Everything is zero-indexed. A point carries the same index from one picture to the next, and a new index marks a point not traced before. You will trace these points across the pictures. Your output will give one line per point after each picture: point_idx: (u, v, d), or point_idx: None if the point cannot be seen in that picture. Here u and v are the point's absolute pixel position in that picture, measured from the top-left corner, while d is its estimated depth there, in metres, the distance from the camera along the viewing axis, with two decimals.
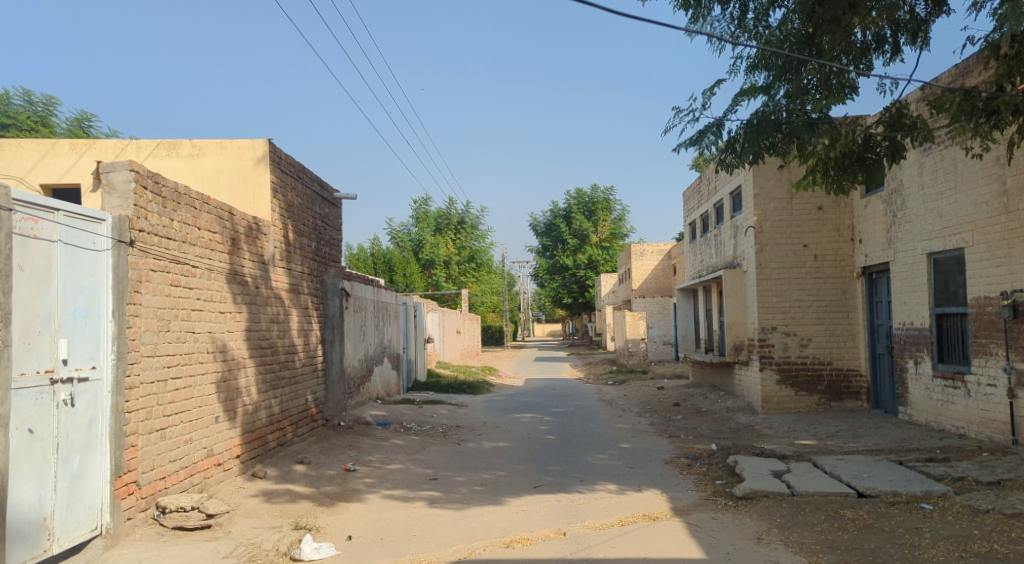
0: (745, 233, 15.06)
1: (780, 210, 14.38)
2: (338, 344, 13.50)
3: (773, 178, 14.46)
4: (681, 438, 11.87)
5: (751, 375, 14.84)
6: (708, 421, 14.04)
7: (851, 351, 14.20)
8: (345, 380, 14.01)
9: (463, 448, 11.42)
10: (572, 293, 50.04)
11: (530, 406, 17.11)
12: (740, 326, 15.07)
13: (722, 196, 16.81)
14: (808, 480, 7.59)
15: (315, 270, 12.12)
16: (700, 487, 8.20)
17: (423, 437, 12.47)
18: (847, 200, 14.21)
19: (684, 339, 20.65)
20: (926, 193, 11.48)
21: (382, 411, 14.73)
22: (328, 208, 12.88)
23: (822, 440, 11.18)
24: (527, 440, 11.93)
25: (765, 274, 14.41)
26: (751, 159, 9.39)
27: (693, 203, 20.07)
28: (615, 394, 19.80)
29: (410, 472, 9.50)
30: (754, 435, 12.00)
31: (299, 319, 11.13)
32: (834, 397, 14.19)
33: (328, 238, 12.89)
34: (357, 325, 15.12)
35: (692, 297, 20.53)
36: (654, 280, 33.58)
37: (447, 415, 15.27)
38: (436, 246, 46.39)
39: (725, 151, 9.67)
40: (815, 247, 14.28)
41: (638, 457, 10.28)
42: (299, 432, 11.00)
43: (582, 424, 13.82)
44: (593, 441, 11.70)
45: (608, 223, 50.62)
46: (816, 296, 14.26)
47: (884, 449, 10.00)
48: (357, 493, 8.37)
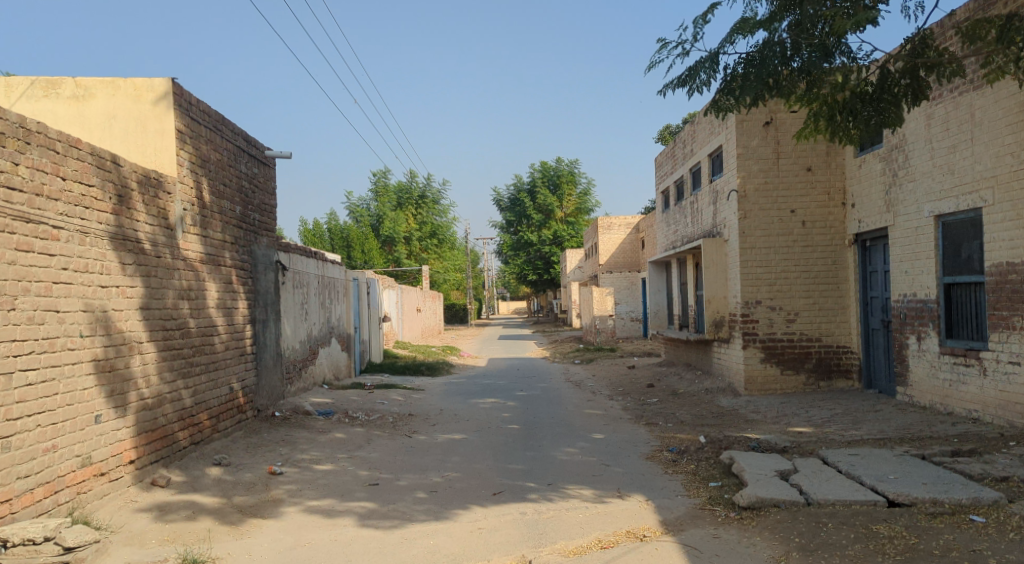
0: (726, 198, 13.70)
1: (766, 173, 13.03)
2: (272, 323, 11.88)
3: (758, 137, 13.06)
4: (661, 427, 10.52)
5: (733, 354, 13.55)
6: (688, 406, 12.73)
7: (842, 326, 12.93)
8: (282, 363, 12.42)
9: (413, 442, 9.94)
10: (537, 269, 48.68)
11: (492, 389, 15.69)
12: (720, 301, 13.77)
13: (700, 158, 15.43)
14: (827, 482, 6.30)
15: (241, 239, 10.46)
16: (691, 493, 6.84)
17: (368, 429, 10.95)
18: (838, 160, 12.88)
19: (655, 315, 19.31)
20: (934, 148, 10.21)
21: (326, 398, 13.19)
22: (257, 167, 11.19)
23: (819, 427, 9.91)
24: (488, 431, 10.50)
25: (749, 243, 13.09)
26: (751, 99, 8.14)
27: (666, 168, 18.65)
28: (583, 375, 18.42)
29: (346, 476, 8.01)
30: (741, 422, 10.69)
31: (219, 295, 9.52)
32: (823, 377, 12.93)
33: (258, 202, 11.22)
34: (297, 302, 13.49)
35: (664, 270, 19.17)
36: (621, 254, 32.23)
37: (399, 401, 13.76)
38: (396, 221, 44.66)
39: (721, 92, 8.34)
40: (803, 212, 12.96)
41: (615, 451, 8.91)
42: (220, 427, 9.45)
43: (550, 410, 12.43)
44: (563, 431, 10.31)
45: (573, 196, 49.14)
46: (804, 267, 12.97)
47: (894, 439, 8.75)
48: (276, 506, 6.87)
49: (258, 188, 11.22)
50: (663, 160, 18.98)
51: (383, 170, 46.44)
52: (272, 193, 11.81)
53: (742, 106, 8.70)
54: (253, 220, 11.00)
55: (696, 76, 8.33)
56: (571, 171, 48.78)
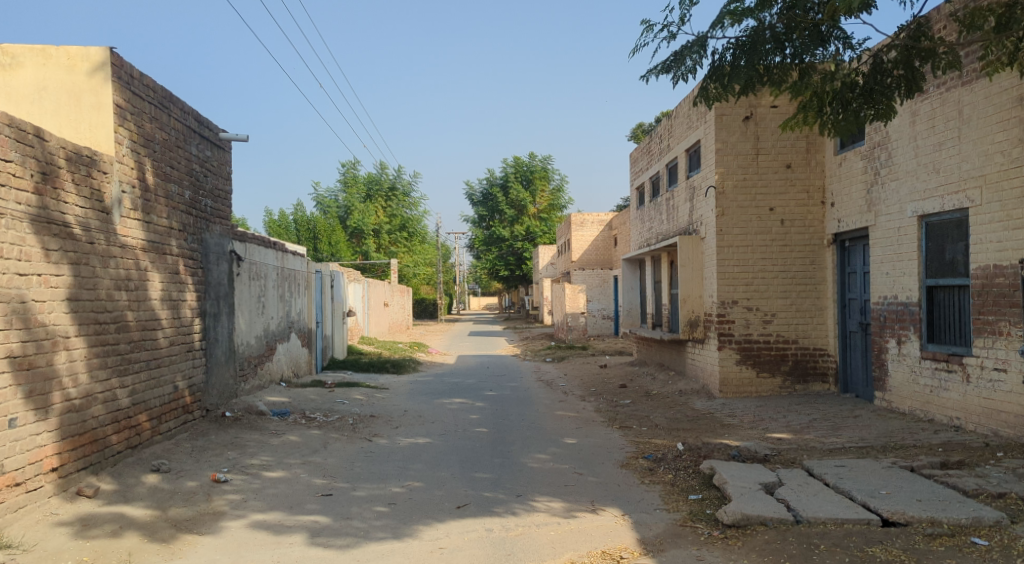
0: (703, 195, 13.25)
1: (744, 169, 12.59)
2: (224, 318, 11.21)
3: (737, 131, 12.60)
4: (635, 432, 10.04)
5: (708, 355, 13.13)
6: (661, 408, 12.30)
7: (819, 328, 12.54)
8: (235, 359, 11.75)
9: (372, 447, 9.34)
10: (508, 265, 48.23)
11: (459, 388, 15.13)
12: (695, 300, 13.36)
13: (676, 153, 14.99)
14: (813, 501, 5.82)
15: (190, 227, 9.79)
16: (670, 508, 6.35)
17: (325, 431, 10.33)
18: (818, 156, 12.48)
19: (628, 314, 18.86)
20: (919, 146, 9.81)
21: (282, 397, 12.54)
22: (209, 151, 10.52)
23: (798, 434, 9.49)
24: (453, 435, 9.95)
25: (726, 241, 12.66)
26: (742, 86, 7.76)
27: (642, 164, 18.20)
28: (553, 374, 17.91)
29: (296, 485, 7.40)
30: (717, 427, 10.26)
31: (164, 286, 8.86)
32: (799, 380, 12.55)
33: (210, 188, 10.54)
34: (253, 296, 12.80)
35: (638, 268, 18.73)
36: (594, 251, 31.78)
37: (361, 401, 13.15)
38: (365, 213, 43.85)
39: (709, 78, 7.96)
40: (782, 210, 12.55)
41: (587, 459, 8.41)
42: (161, 428, 8.83)
43: (519, 412, 11.91)
44: (531, 436, 9.80)
45: (546, 192, 48.62)
46: (781, 267, 12.57)
47: (876, 448, 8.34)
48: (216, 521, 6.25)
49: (211, 172, 10.55)
50: (638, 155, 18.52)
51: (353, 161, 45.60)
52: (226, 178, 11.13)
53: (731, 94, 8.34)
54: (205, 208, 10.33)
55: (683, 62, 8.04)
56: (544, 167, 48.23)
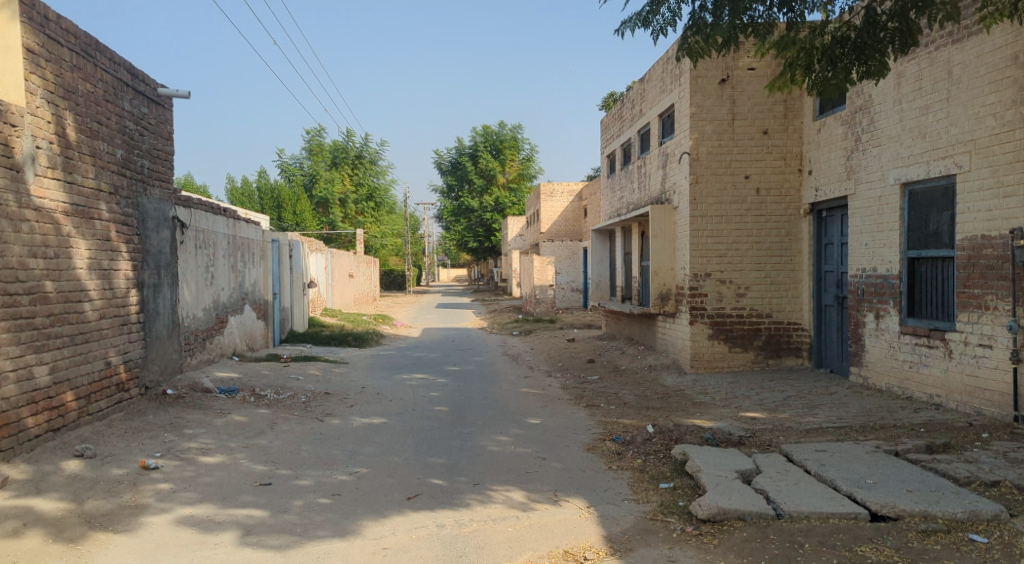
0: (677, 162, 12.67)
1: (720, 134, 12.01)
2: (165, 288, 10.47)
3: (713, 95, 12.01)
4: (603, 412, 9.53)
5: (679, 329, 12.63)
6: (630, 384, 11.81)
7: (793, 301, 12.08)
8: (179, 332, 11.04)
9: (322, 428, 8.72)
10: (478, 237, 47.53)
11: (420, 363, 14.52)
12: (667, 272, 12.84)
13: (649, 119, 14.38)
14: (795, 492, 5.33)
15: (123, 188, 9.05)
16: (639, 497, 5.84)
17: (273, 410, 9.68)
18: (796, 122, 11.94)
19: (597, 286, 18.33)
20: (904, 110, 9.31)
21: (231, 373, 11.84)
22: (145, 106, 9.76)
23: (773, 412, 9.03)
24: (410, 414, 9.36)
25: (699, 211, 12.10)
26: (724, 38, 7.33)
27: (613, 131, 17.57)
28: (519, 348, 17.36)
29: (234, 472, 6.77)
30: (689, 405, 9.78)
31: (92, 252, 8.18)
32: (772, 354, 12.12)
33: (147, 148, 9.78)
34: (200, 265, 12.04)
35: (608, 239, 18.16)
36: (564, 222, 31.14)
37: (317, 377, 12.49)
38: (331, 182, 42.76)
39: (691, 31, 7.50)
40: (757, 179, 12.02)
41: (551, 441, 7.88)
42: (92, 407, 8.18)
43: (482, 389, 11.34)
44: (493, 415, 9.25)
45: (516, 162, 47.80)
46: (756, 238, 12.07)
47: (856, 428, 7.91)
48: (136, 516, 5.61)
49: (147, 131, 9.77)
50: (609, 122, 17.87)
51: (318, 128, 44.38)
52: (167, 138, 10.37)
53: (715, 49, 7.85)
54: (140, 169, 9.55)
55: (660, 14, 7.51)
56: (514, 136, 47.34)
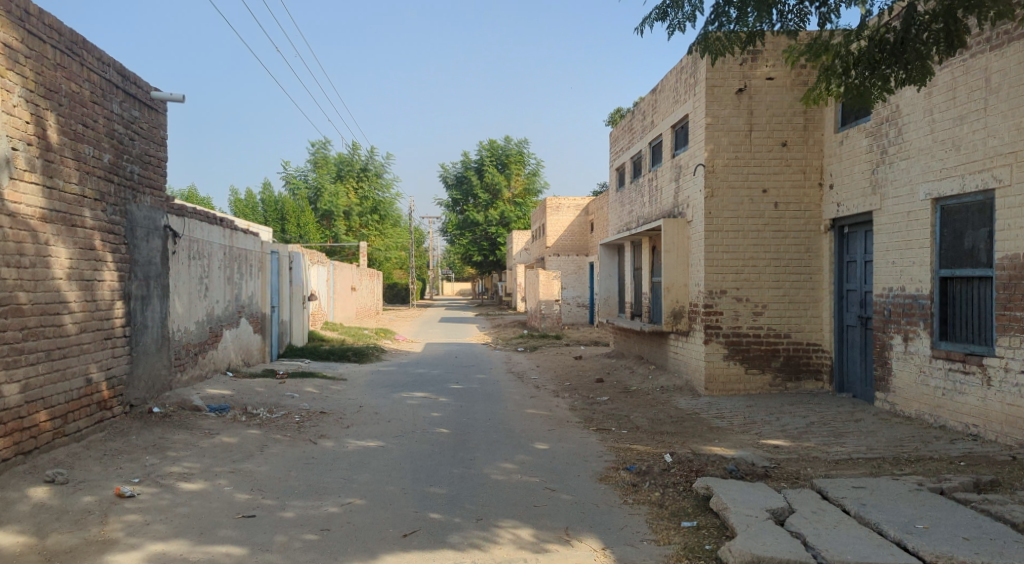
0: (691, 175, 12.15)
1: (737, 146, 11.50)
2: (154, 300, 9.95)
3: (730, 105, 11.50)
4: (614, 437, 8.96)
5: (693, 348, 12.07)
6: (642, 406, 11.25)
7: (814, 321, 11.50)
8: (169, 347, 10.52)
9: (315, 451, 8.17)
10: (482, 251, 47.05)
11: (422, 381, 13.96)
12: (680, 289, 12.29)
13: (661, 130, 13.89)
14: (838, 539, 4.78)
15: (111, 194, 8.59)
16: (660, 538, 5.28)
17: (265, 431, 9.13)
18: (817, 134, 11.41)
19: (606, 302, 17.78)
20: (936, 121, 8.79)
21: (223, 390, 11.30)
22: (137, 110, 9.30)
23: (797, 440, 8.46)
24: (410, 437, 8.81)
25: (715, 226, 11.56)
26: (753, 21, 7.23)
27: (622, 143, 17.10)
28: (525, 366, 16.81)
29: (215, 501, 6.24)
30: (706, 431, 9.21)
31: (71, 262, 7.66)
32: (791, 377, 11.54)
33: (138, 153, 9.29)
34: (193, 276, 11.53)
35: (617, 253, 17.63)
36: (570, 237, 30.60)
37: (314, 394, 11.94)
38: (335, 195, 42.06)
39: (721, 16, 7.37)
40: (776, 193, 11.49)
41: (560, 470, 7.32)
42: (70, 428, 7.70)
43: (486, 410, 10.79)
44: (498, 439, 8.71)
45: (521, 176, 47.40)
46: (774, 255, 11.52)
47: (889, 460, 7.34)
48: (102, 555, 5.09)
49: (138, 134, 9.28)
50: (619, 134, 17.39)
51: (323, 141, 44.08)
52: (159, 143, 9.86)
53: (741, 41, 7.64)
54: (129, 175, 9.07)
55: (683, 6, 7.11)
56: (519, 150, 47.02)
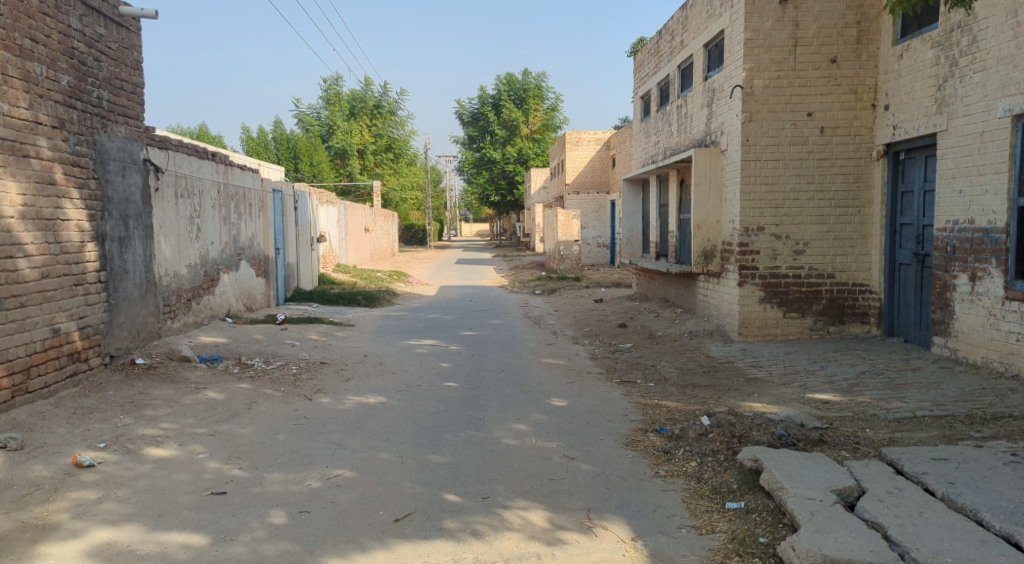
0: (727, 98, 10.95)
1: (779, 64, 10.29)
2: (135, 242, 9.09)
3: (772, 17, 10.25)
4: (640, 392, 8.05)
5: (725, 291, 11.06)
6: (670, 354, 10.32)
7: (861, 259, 10.41)
8: (155, 293, 9.66)
9: (308, 410, 7.33)
10: (500, 190, 45.81)
11: (433, 326, 13.09)
12: (712, 226, 11.22)
13: (692, 51, 12.65)
14: (930, 534, 3.88)
15: (76, 123, 7.82)
16: (702, 526, 4.46)
17: (256, 385, 8.30)
18: (872, 48, 10.17)
19: (629, 242, 16.71)
20: (1021, 22, 7.69)
21: (216, 338, 10.46)
22: (101, 27, 8.43)
23: (849, 393, 7.52)
24: (414, 392, 7.97)
25: (753, 155, 10.40)
26: None
27: (648, 69, 15.79)
28: (542, 309, 15.87)
29: (183, 473, 5.42)
30: (743, 384, 8.27)
31: (25, 198, 6.99)
32: (834, 321, 10.50)
33: (106, 77, 8.47)
34: (182, 216, 10.62)
35: (641, 189, 16.48)
36: (590, 174, 29.35)
37: (316, 342, 11.11)
38: (349, 132, 41.05)
39: None
40: (822, 116, 10.30)
41: (580, 433, 6.45)
42: (34, 384, 6.92)
43: (500, 359, 9.90)
44: (512, 395, 7.84)
45: (540, 112, 45.69)
46: (818, 186, 10.38)
47: (959, 419, 6.38)
48: (35, 545, 4.30)
49: (103, 55, 8.44)
50: (644, 59, 16.11)
51: (335, 76, 42.67)
52: (132, 66, 9.00)
53: None
54: (96, 101, 8.21)
55: None
56: (538, 84, 45.14)
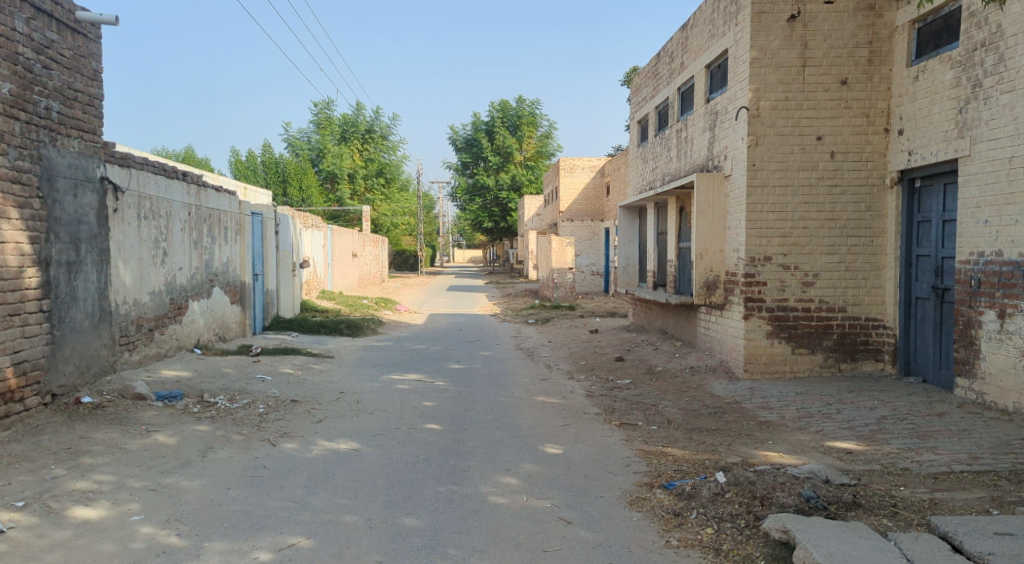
0: (730, 120, 10.28)
1: (787, 85, 9.63)
2: (89, 267, 8.30)
3: (779, 35, 9.62)
4: (642, 437, 7.27)
5: (729, 324, 10.31)
6: (670, 392, 9.54)
7: (874, 293, 9.68)
8: (111, 322, 8.86)
9: (268, 457, 6.51)
10: (492, 216, 45.22)
11: (416, 359, 12.26)
12: (715, 255, 10.50)
13: (693, 72, 12.01)
14: None
15: (18, 135, 7.17)
16: None
17: (215, 427, 7.47)
18: (884, 70, 9.53)
19: (625, 271, 15.96)
20: None
21: (179, 372, 9.64)
22: (52, 33, 7.69)
23: (874, 442, 6.75)
24: (390, 437, 7.16)
25: (759, 180, 9.71)
26: None
27: (646, 92, 15.17)
28: (535, 340, 15.07)
29: (107, 542, 4.63)
30: (755, 428, 7.49)
31: None
32: (846, 358, 9.75)
33: (56, 87, 7.75)
34: (145, 240, 9.83)
35: (638, 216, 15.79)
36: (584, 201, 28.69)
37: (289, 376, 10.27)
38: (338, 157, 40.19)
39: None
40: (832, 140, 9.63)
41: (575, 489, 5.65)
42: None
43: (487, 397, 9.10)
44: (498, 440, 7.03)
45: (533, 139, 45.13)
46: (828, 215, 9.69)
47: (1004, 476, 5.62)
48: None
49: (54, 63, 7.72)
50: (642, 81, 15.51)
51: (327, 101, 42.08)
52: (89, 76, 8.25)
53: None
54: (43, 111, 7.51)
55: None
56: (531, 111, 44.64)
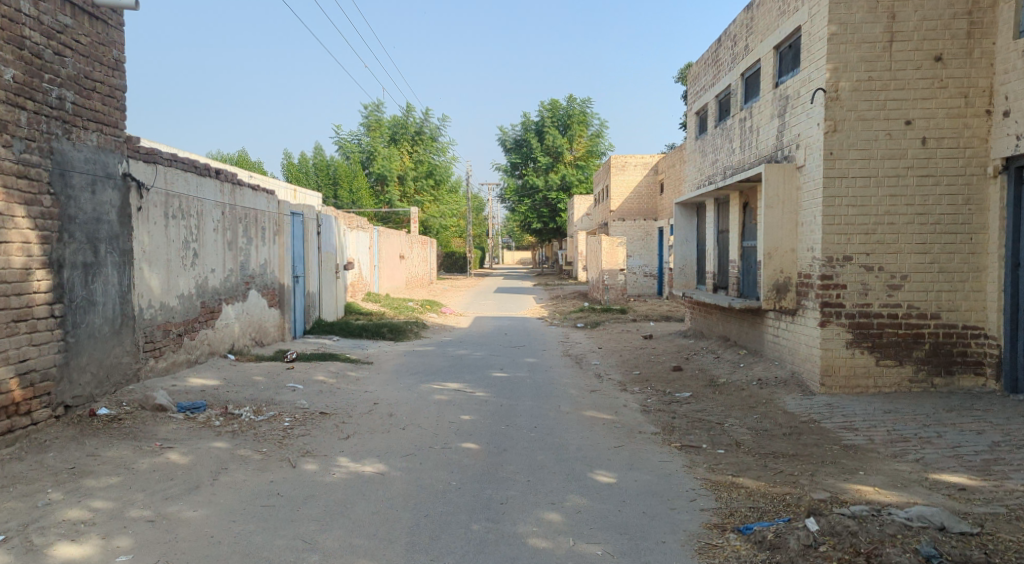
0: (804, 105, 9.28)
1: (871, 63, 8.61)
2: (109, 268, 7.73)
3: (863, 8, 8.60)
4: (708, 463, 6.37)
5: (802, 331, 9.30)
6: (737, 408, 8.57)
7: (973, 297, 8.59)
8: (136, 327, 8.30)
9: (286, 481, 5.81)
10: (542, 217, 44.42)
11: (460, 366, 11.54)
12: (786, 255, 9.50)
13: (759, 56, 11.03)
14: None
15: (24, 126, 6.62)
16: None
17: (233, 444, 6.79)
18: (986, 44, 8.46)
19: (681, 272, 14.99)
20: None
21: (207, 381, 9.05)
22: (65, 17, 7.13)
23: (989, 475, 5.76)
24: (423, 458, 6.41)
25: (839, 170, 8.70)
26: None
27: (705, 81, 14.21)
28: (585, 346, 14.17)
29: None
30: (840, 454, 6.52)
31: None
32: (939, 370, 8.68)
33: (72, 75, 7.21)
34: (175, 239, 9.27)
35: (696, 213, 14.80)
36: (637, 200, 27.69)
37: (323, 386, 9.64)
38: (388, 158, 39.81)
39: None
40: (924, 124, 8.59)
41: (634, 531, 4.81)
42: None
43: (532, 411, 8.28)
44: (544, 464, 6.21)
45: (584, 138, 44.19)
46: (919, 209, 8.64)
47: None
48: None
49: (68, 49, 7.18)
50: (700, 70, 14.55)
51: (376, 102, 41.78)
52: (109, 65, 7.70)
53: None
54: (54, 101, 6.97)
55: None
56: (583, 110, 43.70)
